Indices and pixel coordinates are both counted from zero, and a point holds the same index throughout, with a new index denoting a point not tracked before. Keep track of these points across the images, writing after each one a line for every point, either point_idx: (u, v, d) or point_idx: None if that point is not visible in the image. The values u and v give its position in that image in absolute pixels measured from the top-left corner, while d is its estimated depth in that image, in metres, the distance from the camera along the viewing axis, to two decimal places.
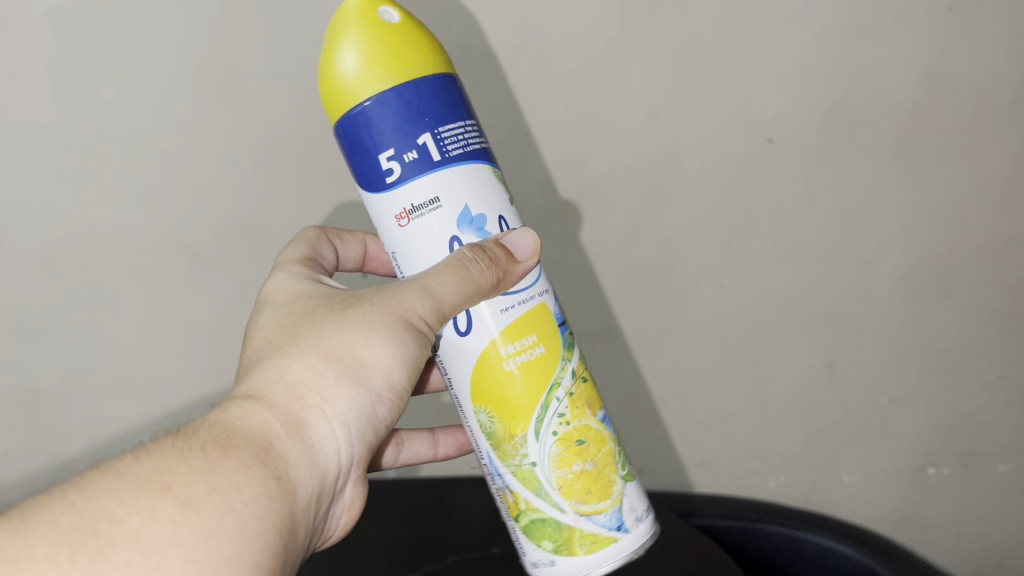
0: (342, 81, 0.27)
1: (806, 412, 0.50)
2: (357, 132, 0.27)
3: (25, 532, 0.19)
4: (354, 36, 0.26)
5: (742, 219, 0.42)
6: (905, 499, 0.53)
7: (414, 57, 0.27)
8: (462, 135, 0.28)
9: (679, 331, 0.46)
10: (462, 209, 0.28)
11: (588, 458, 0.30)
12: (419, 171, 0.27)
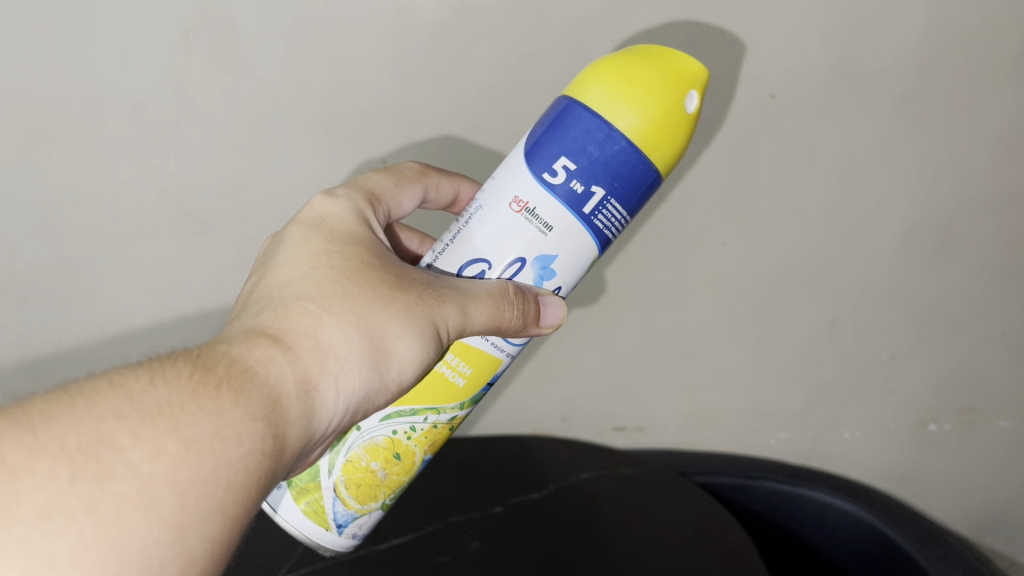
0: (611, 85, 0.28)
1: (807, 371, 0.50)
2: (572, 128, 0.28)
3: (35, 446, 0.19)
4: (659, 77, 0.27)
5: (749, 179, 0.41)
6: (905, 454, 0.54)
7: (664, 142, 0.28)
8: (615, 219, 0.29)
9: (681, 287, 0.45)
10: (547, 252, 0.30)
11: (383, 466, 0.33)
12: (564, 198, 0.29)
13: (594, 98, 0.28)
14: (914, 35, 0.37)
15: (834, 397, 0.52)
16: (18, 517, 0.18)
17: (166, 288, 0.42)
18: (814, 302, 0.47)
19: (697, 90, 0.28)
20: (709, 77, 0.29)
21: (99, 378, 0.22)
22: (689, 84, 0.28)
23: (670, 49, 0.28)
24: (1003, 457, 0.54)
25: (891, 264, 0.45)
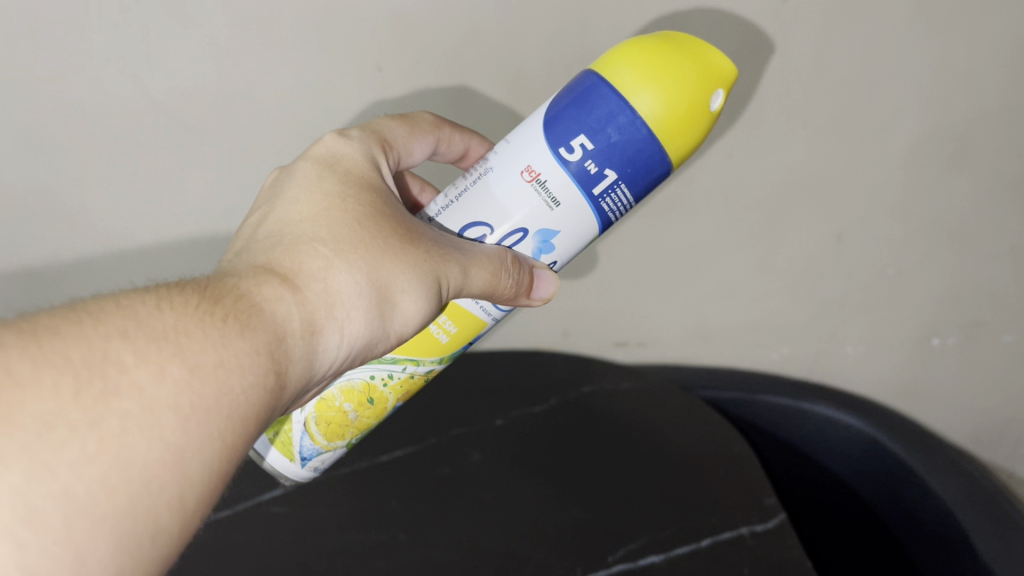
0: (641, 69, 0.27)
1: (810, 285, 0.50)
2: (596, 107, 0.28)
3: (39, 359, 0.19)
4: (691, 70, 0.27)
5: (757, 91, 0.40)
6: (909, 368, 0.55)
7: (682, 137, 0.28)
8: (621, 203, 0.30)
9: (684, 200, 0.45)
10: (551, 226, 0.30)
11: (355, 409, 0.33)
12: (576, 174, 0.29)
13: (624, 81, 0.27)
14: None
15: (839, 312, 0.52)
16: (21, 425, 0.18)
17: (168, 202, 0.42)
18: (820, 214, 0.46)
19: (724, 90, 0.28)
20: (737, 77, 0.28)
21: (103, 300, 0.21)
22: (717, 82, 0.27)
23: (707, 42, 0.28)
24: (1006, 372, 0.54)
25: (898, 176, 0.44)
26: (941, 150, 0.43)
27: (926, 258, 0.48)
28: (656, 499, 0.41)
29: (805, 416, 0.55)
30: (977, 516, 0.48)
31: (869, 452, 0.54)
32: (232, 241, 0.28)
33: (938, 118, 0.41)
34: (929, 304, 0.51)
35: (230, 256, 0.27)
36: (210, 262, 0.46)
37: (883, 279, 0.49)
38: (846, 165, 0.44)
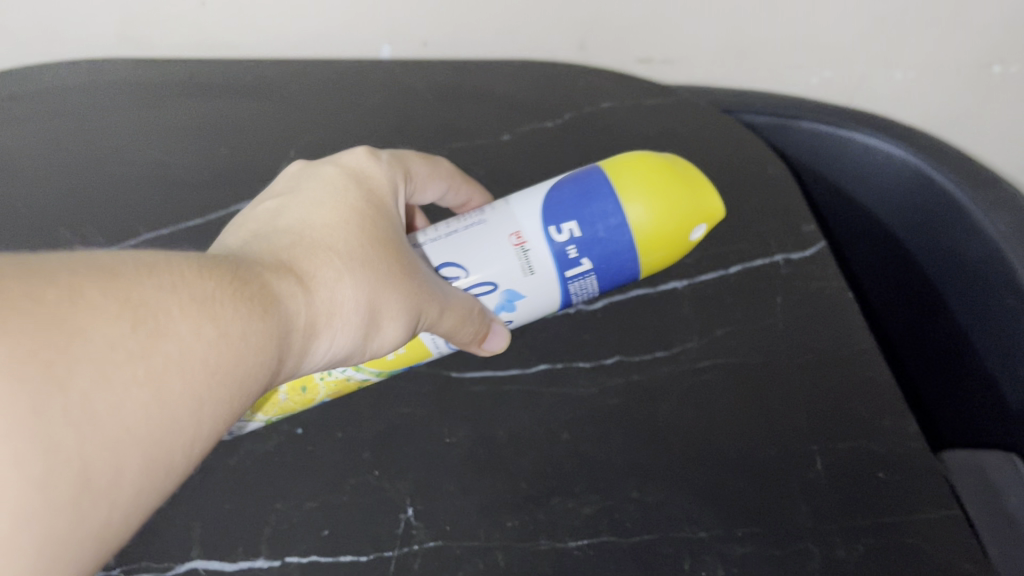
0: (645, 195, 0.58)
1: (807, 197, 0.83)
2: (607, 217, 0.59)
3: (118, 292, 0.37)
4: (673, 206, 0.59)
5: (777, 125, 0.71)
6: None
7: (660, 249, 0.60)
8: (589, 282, 0.61)
9: None
10: (520, 291, 0.61)
11: None
12: (555, 249, 0.59)
13: (631, 195, 0.59)
14: None
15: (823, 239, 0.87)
16: (91, 334, 0.35)
17: None
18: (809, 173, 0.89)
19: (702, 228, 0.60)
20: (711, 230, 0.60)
21: (168, 258, 0.41)
22: (691, 225, 0.59)
23: (704, 202, 0.60)
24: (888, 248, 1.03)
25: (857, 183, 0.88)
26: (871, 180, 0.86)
27: None
28: (670, 376, 0.78)
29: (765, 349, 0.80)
30: (899, 476, 0.71)
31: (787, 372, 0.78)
32: (244, 221, 0.52)
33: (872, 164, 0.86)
34: None
35: (256, 235, 0.50)
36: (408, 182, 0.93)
37: None
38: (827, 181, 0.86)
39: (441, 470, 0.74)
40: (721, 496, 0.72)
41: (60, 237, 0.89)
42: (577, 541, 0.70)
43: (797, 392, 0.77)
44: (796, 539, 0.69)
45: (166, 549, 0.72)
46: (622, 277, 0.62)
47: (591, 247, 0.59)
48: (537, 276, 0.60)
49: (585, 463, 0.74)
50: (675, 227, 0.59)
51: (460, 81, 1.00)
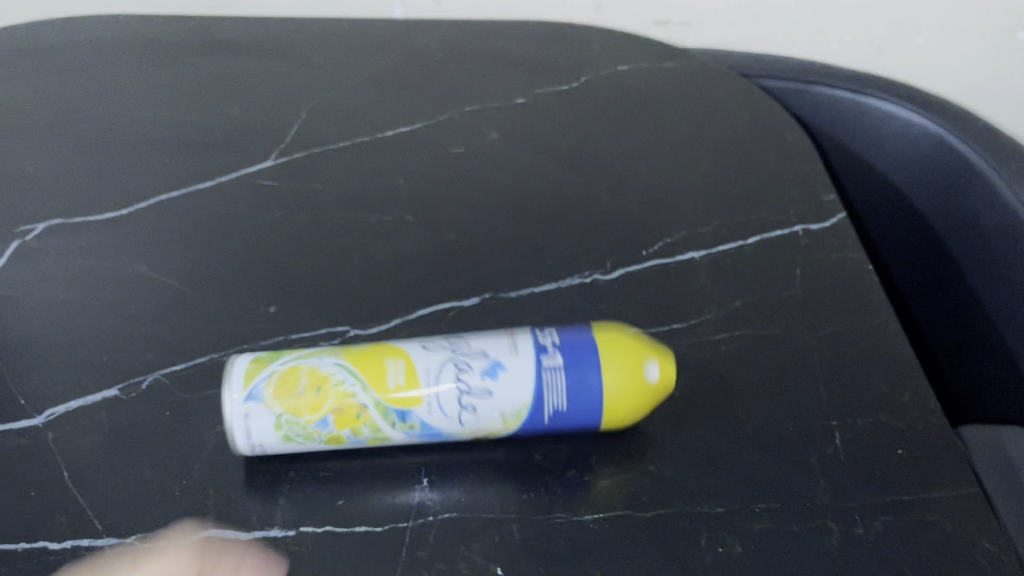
0: (611, 362, 0.91)
1: (780, 249, 1.21)
2: (577, 357, 0.92)
3: None
4: (622, 383, 0.92)
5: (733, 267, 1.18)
6: (826, 240, 1.22)
7: (630, 396, 0.92)
8: (553, 389, 0.92)
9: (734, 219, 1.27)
10: (500, 366, 0.92)
11: (316, 406, 0.91)
12: (542, 355, 0.92)
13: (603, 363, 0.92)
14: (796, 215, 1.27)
15: (796, 268, 1.18)
16: None
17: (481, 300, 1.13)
18: (781, 222, 1.26)
19: (660, 377, 0.92)
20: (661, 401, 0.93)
21: None
22: (656, 367, 0.92)
23: (658, 370, 0.92)
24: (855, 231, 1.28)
25: (821, 234, 1.23)
26: (824, 232, 1.23)
27: (836, 242, 1.22)
28: (700, 380, 1.04)
29: (781, 352, 1.07)
30: (905, 450, 0.96)
31: (804, 360, 1.06)
32: None
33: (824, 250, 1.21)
34: (830, 231, 1.24)
35: None
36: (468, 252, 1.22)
37: (814, 257, 1.20)
38: (796, 247, 1.22)
39: (507, 484, 0.94)
40: (754, 483, 0.94)
41: (170, 288, 1.14)
42: (590, 516, 0.91)
43: (808, 370, 1.05)
44: (818, 509, 0.91)
45: (284, 516, 0.91)
46: (578, 416, 0.93)
47: (570, 364, 0.92)
48: (519, 360, 0.92)
49: (644, 440, 0.98)
50: (636, 384, 0.92)
51: (511, 145, 1.39)
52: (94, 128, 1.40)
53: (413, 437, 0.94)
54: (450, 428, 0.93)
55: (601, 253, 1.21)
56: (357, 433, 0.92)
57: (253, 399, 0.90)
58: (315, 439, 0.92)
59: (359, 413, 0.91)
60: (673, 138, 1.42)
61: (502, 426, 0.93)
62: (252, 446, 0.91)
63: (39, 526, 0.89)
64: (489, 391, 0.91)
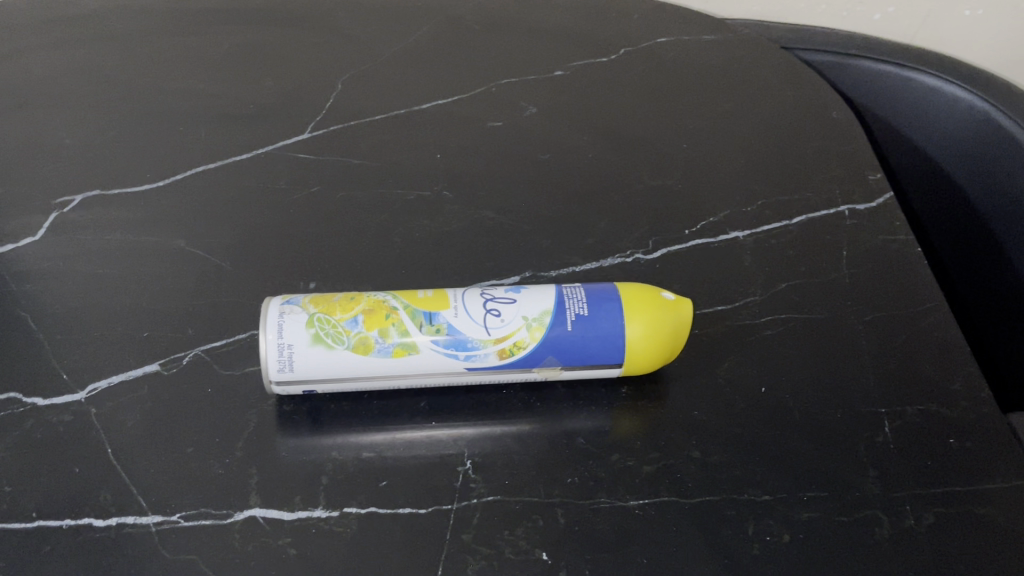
0: (632, 294, 0.95)
1: (825, 228, 1.19)
2: (598, 291, 0.96)
3: None
4: (648, 304, 0.94)
5: (768, 240, 1.18)
6: (872, 220, 1.20)
7: (649, 313, 0.94)
8: (577, 308, 0.94)
9: (779, 194, 1.25)
10: (523, 289, 0.97)
11: (342, 311, 0.93)
12: (562, 288, 0.97)
13: (625, 297, 0.95)
14: (841, 192, 1.25)
15: (842, 249, 1.16)
16: None
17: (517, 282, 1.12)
18: (826, 201, 1.23)
19: (679, 300, 0.95)
20: (683, 337, 0.95)
21: None
22: (674, 295, 0.95)
23: (681, 299, 0.95)
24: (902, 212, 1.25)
25: (866, 214, 1.21)
26: (869, 213, 1.21)
27: (881, 223, 1.20)
28: (745, 363, 1.03)
29: (827, 336, 1.06)
30: (956, 441, 0.95)
31: (851, 344, 1.05)
32: None
33: (869, 229, 1.19)
34: (876, 211, 1.22)
35: None
36: (508, 227, 1.20)
37: (861, 237, 1.18)
38: (841, 227, 1.19)
39: (549, 467, 0.93)
40: (801, 471, 0.93)
41: (210, 263, 1.13)
42: (635, 501, 0.90)
43: (855, 354, 1.04)
44: (868, 501, 0.90)
45: (327, 497, 0.90)
46: (606, 339, 0.94)
47: (591, 292, 0.96)
48: (541, 287, 0.97)
49: (690, 423, 0.97)
50: (658, 340, 0.94)
51: (549, 117, 1.37)
52: (129, 98, 1.38)
53: (439, 349, 0.93)
54: (477, 337, 0.93)
55: (642, 231, 1.19)
56: (385, 335, 0.92)
57: (290, 303, 0.93)
58: (343, 342, 0.92)
59: (388, 314, 0.93)
60: (713, 114, 1.39)
61: (527, 333, 0.93)
62: (281, 348, 0.90)
63: (85, 503, 0.89)
64: (512, 299, 0.95)
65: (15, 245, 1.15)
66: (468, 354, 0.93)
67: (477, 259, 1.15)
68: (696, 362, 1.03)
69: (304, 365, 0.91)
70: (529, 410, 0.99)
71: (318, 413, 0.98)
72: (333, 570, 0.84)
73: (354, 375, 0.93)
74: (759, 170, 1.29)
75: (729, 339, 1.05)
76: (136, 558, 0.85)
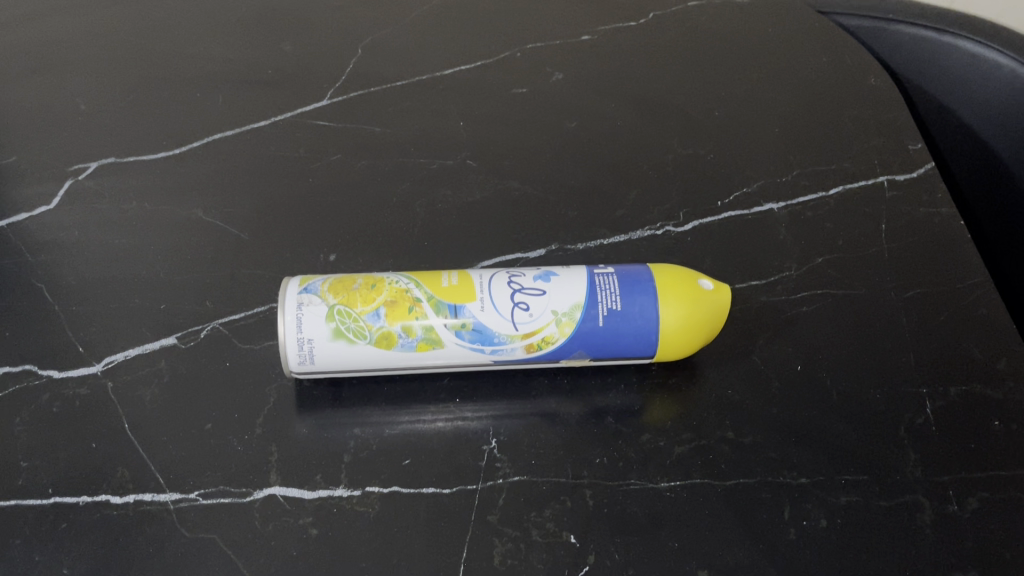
0: (667, 282, 0.91)
1: (863, 200, 1.15)
2: (632, 276, 0.92)
3: None
4: (684, 295, 0.90)
5: (803, 213, 1.13)
6: (913, 191, 1.16)
7: (684, 305, 0.90)
8: (609, 298, 0.90)
9: (815, 164, 1.20)
10: (552, 273, 0.93)
11: (363, 301, 0.90)
12: (594, 271, 0.93)
13: (660, 286, 0.91)
14: (880, 161, 1.20)
15: (881, 222, 1.12)
16: None
17: (544, 255, 1.09)
18: (864, 171, 1.19)
19: (717, 289, 0.91)
20: (718, 327, 0.92)
21: None
22: (711, 284, 0.91)
23: (719, 288, 0.91)
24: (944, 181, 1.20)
25: (906, 185, 1.17)
26: (909, 183, 1.17)
27: (922, 193, 1.15)
28: (780, 340, 0.99)
29: (867, 313, 1.02)
30: (1001, 424, 0.91)
31: (892, 322, 1.01)
32: None
33: (910, 200, 1.14)
34: (916, 181, 1.17)
35: None
36: (534, 197, 1.16)
37: (901, 209, 1.13)
38: (879, 199, 1.15)
39: (578, 447, 0.90)
40: (840, 454, 0.89)
41: (229, 234, 1.11)
42: (666, 483, 0.87)
43: (896, 334, 1.00)
44: (909, 486, 0.87)
45: (349, 476, 0.88)
46: (638, 332, 0.90)
47: (624, 277, 0.92)
48: (571, 272, 0.93)
49: (724, 403, 0.94)
50: (692, 332, 0.91)
51: (577, 83, 1.32)
52: (145, 64, 1.35)
53: (464, 343, 0.90)
54: (504, 332, 0.90)
55: (673, 203, 1.15)
56: (408, 330, 0.89)
57: (308, 292, 0.89)
58: (365, 337, 0.89)
59: (412, 307, 0.90)
60: (746, 81, 1.34)
61: (557, 329, 0.90)
62: (301, 343, 0.88)
63: (102, 479, 0.87)
64: (542, 290, 0.91)
65: (30, 214, 1.13)
66: (495, 348, 0.90)
67: (503, 230, 1.12)
68: (729, 339, 1.00)
69: (325, 357, 0.89)
70: (557, 387, 0.96)
71: (340, 389, 0.96)
72: (355, 551, 0.82)
73: (377, 365, 0.91)
74: (795, 139, 1.24)
75: (765, 318, 1.02)
76: (155, 537, 0.83)
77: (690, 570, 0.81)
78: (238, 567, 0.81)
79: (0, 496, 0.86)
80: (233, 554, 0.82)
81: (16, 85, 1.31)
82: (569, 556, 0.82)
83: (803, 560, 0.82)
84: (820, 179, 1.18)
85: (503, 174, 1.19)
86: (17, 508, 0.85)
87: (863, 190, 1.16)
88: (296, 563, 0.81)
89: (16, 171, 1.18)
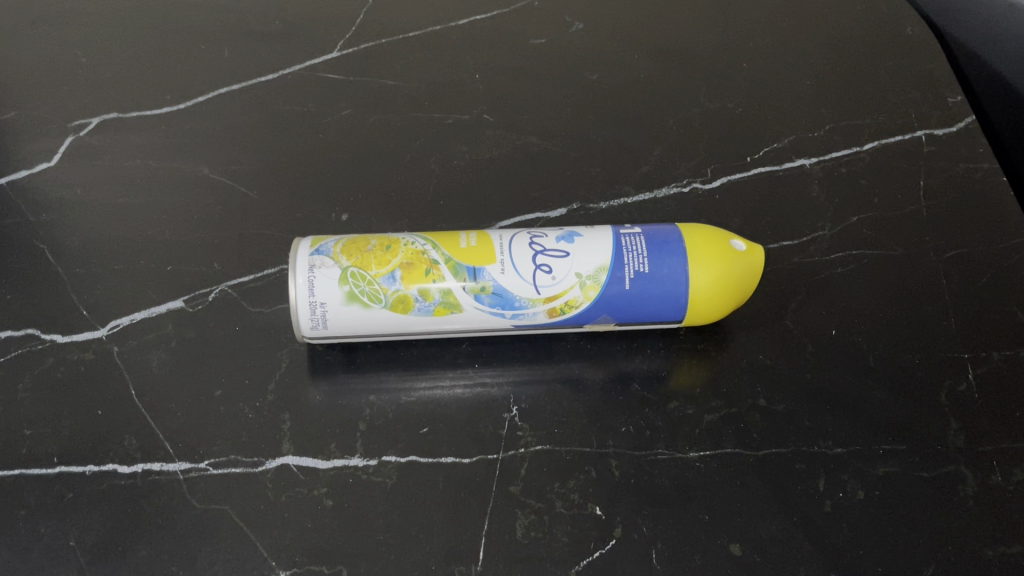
0: (698, 243, 0.86)
1: (900, 154, 1.09)
2: (660, 237, 0.87)
3: None
4: (715, 257, 0.86)
5: (837, 168, 1.08)
6: (952, 144, 1.10)
7: (715, 267, 0.85)
8: (637, 260, 0.86)
9: (849, 116, 1.15)
10: (576, 234, 0.88)
11: (377, 264, 0.85)
12: (619, 232, 0.88)
13: (690, 247, 0.86)
14: (916, 114, 1.14)
15: (918, 178, 1.06)
16: None
17: (565, 215, 1.04)
18: (900, 125, 1.13)
19: (749, 251, 0.87)
20: (750, 290, 0.87)
21: None
22: (744, 246, 0.87)
23: (752, 250, 0.87)
24: None
25: (945, 138, 1.11)
26: (947, 136, 1.11)
27: (962, 147, 1.10)
28: (813, 303, 0.95)
29: (904, 275, 0.97)
30: None
31: (931, 284, 0.96)
32: None
33: (949, 155, 1.09)
34: (955, 134, 1.11)
35: None
36: (554, 154, 1.11)
37: (940, 164, 1.08)
38: (917, 153, 1.09)
39: (603, 415, 0.87)
40: (878, 423, 0.85)
41: (236, 193, 1.06)
42: (695, 452, 0.83)
43: (936, 296, 0.95)
44: (950, 457, 0.83)
45: (364, 444, 0.84)
46: (666, 297, 0.86)
47: (651, 238, 0.87)
48: (596, 233, 0.88)
49: (756, 369, 0.90)
50: (723, 295, 0.86)
51: (598, 35, 1.26)
52: (147, 16, 1.29)
53: (484, 307, 0.86)
54: (526, 295, 0.85)
55: (699, 159, 1.10)
56: (425, 294, 0.85)
57: (320, 254, 0.85)
58: (380, 301, 0.85)
59: (429, 269, 0.86)
60: (775, 31, 1.27)
61: (581, 292, 0.85)
62: (313, 307, 0.84)
63: (109, 448, 0.84)
64: (566, 252, 0.86)
65: (30, 172, 1.08)
66: (516, 312, 0.86)
67: (522, 187, 1.07)
68: (760, 302, 0.95)
69: (338, 322, 0.85)
70: (579, 353, 0.92)
71: (353, 354, 0.92)
72: (372, 524, 0.79)
73: (393, 330, 0.87)
74: (827, 91, 1.18)
75: (797, 280, 0.97)
76: (163, 508, 0.80)
77: (721, 544, 0.78)
78: (251, 540, 0.78)
79: (3, 466, 0.83)
80: (245, 526, 0.79)
81: (13, 38, 1.25)
82: (594, 528, 0.79)
83: (839, 534, 0.78)
84: (854, 134, 1.12)
85: (522, 128, 1.14)
86: (20, 478, 0.82)
87: (898, 145, 1.11)
88: (311, 536, 0.78)
89: (15, 127, 1.14)
